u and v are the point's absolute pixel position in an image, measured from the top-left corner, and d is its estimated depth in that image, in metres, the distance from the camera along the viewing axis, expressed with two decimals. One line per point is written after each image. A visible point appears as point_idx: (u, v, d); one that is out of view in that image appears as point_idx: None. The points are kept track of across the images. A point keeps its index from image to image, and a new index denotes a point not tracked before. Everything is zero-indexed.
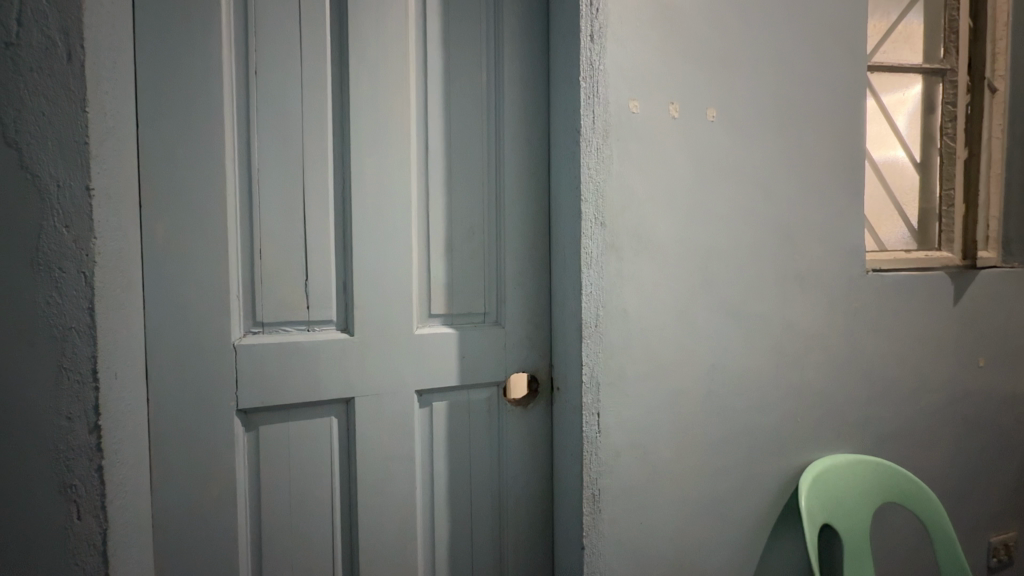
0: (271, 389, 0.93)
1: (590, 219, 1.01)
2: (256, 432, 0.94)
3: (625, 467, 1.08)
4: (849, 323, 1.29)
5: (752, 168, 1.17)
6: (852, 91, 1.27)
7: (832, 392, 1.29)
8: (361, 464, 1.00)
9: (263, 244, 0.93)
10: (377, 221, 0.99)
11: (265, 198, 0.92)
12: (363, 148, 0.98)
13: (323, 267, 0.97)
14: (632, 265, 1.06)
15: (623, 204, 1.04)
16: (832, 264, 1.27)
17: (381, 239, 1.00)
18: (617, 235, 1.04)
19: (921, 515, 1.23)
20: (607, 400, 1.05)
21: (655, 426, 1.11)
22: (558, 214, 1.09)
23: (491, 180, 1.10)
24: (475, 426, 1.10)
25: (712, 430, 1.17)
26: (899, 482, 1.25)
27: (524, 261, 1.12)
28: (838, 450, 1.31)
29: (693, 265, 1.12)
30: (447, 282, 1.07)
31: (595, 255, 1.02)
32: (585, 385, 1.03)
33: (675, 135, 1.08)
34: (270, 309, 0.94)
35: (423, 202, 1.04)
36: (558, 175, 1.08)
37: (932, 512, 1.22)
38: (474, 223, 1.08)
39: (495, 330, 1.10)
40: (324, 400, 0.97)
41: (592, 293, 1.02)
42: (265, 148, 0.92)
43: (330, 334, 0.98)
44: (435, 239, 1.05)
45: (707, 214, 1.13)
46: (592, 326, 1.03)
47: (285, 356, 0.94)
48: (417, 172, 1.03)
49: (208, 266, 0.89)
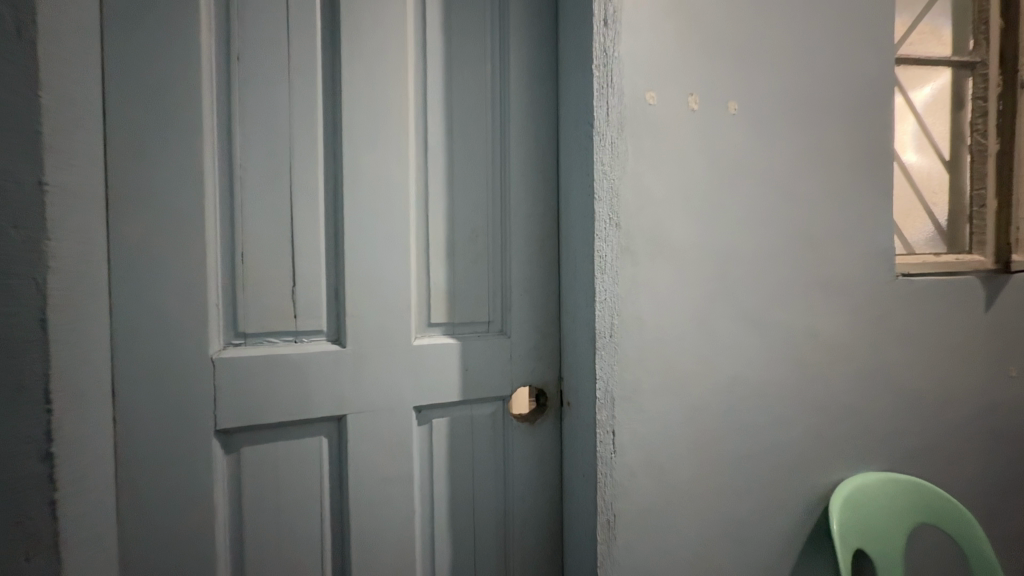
0: (256, 406, 0.85)
1: (605, 219, 0.92)
2: (236, 453, 0.85)
3: (643, 490, 0.99)
4: (876, 331, 1.21)
5: (775, 164, 1.09)
6: (881, 83, 1.19)
7: (859, 405, 1.21)
8: (353, 487, 0.91)
9: (244, 247, 0.84)
10: (372, 224, 0.91)
11: (249, 197, 0.84)
12: (356, 142, 0.89)
13: (313, 273, 0.89)
14: (647, 271, 0.97)
15: (639, 202, 0.96)
16: (859, 268, 1.19)
17: (376, 242, 0.92)
18: (632, 236, 0.95)
19: (945, 518, 1.16)
20: (623, 416, 0.96)
21: (674, 444, 1.02)
22: (570, 215, 1.01)
23: (495, 179, 1.02)
24: (478, 443, 1.02)
25: (734, 447, 1.08)
26: (917, 489, 1.18)
27: (532, 267, 1.04)
28: (867, 466, 1.22)
29: (714, 269, 1.04)
30: (448, 289, 0.99)
31: (609, 259, 0.93)
32: (599, 401, 0.94)
33: (695, 131, 1.00)
34: (254, 319, 0.85)
35: (422, 202, 0.96)
36: (569, 171, 1.00)
37: (953, 512, 1.16)
38: (477, 226, 1.00)
39: (500, 340, 1.02)
40: (313, 418, 0.89)
41: (606, 301, 0.94)
42: (248, 141, 0.84)
43: (320, 345, 0.89)
44: (435, 243, 0.97)
45: (728, 215, 1.05)
46: (606, 336, 0.94)
47: (269, 370, 0.86)
48: (415, 170, 0.95)
49: (184, 271, 0.80)
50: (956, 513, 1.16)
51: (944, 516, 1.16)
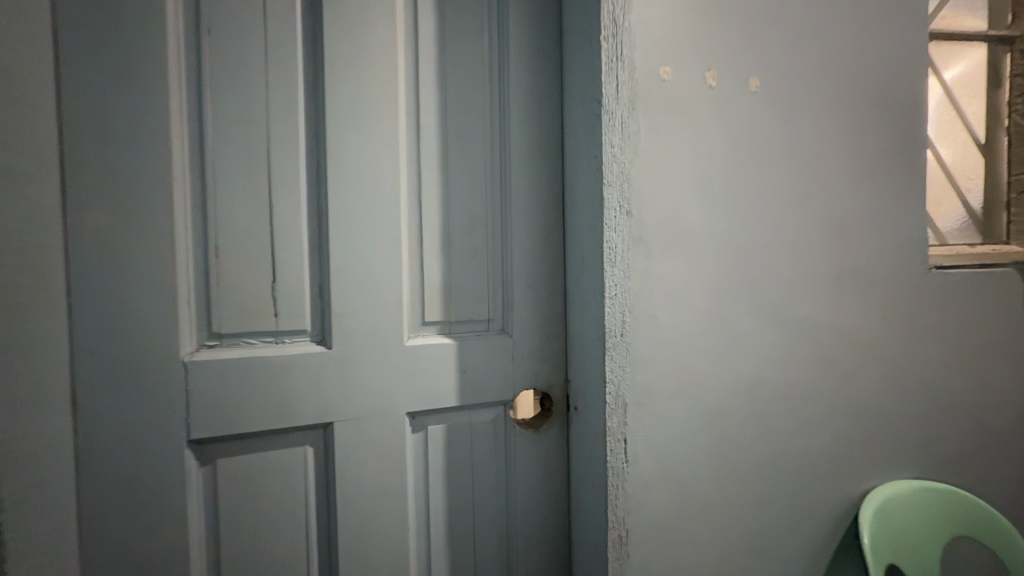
0: (233, 413, 0.78)
1: (615, 207, 0.84)
2: (212, 465, 0.78)
3: (658, 502, 0.91)
4: (908, 328, 1.12)
5: (800, 147, 1.00)
6: (914, 59, 1.09)
7: (889, 408, 1.12)
8: (342, 500, 0.84)
9: (219, 240, 0.77)
10: (360, 214, 0.84)
11: (223, 185, 0.77)
12: (341, 125, 0.82)
13: (296, 268, 0.81)
14: (661, 264, 0.89)
15: (653, 188, 0.87)
16: (890, 259, 1.09)
17: (365, 234, 0.84)
18: (645, 226, 0.87)
19: (980, 526, 1.08)
20: (635, 422, 0.88)
21: (691, 452, 0.94)
22: (576, 203, 0.93)
23: (495, 165, 0.94)
24: (478, 450, 0.94)
25: (756, 454, 1.00)
26: (950, 498, 1.10)
27: (535, 261, 0.96)
28: (898, 473, 1.13)
29: (734, 261, 0.95)
30: (444, 284, 0.91)
31: (619, 250, 0.85)
32: (609, 407, 0.86)
33: (713, 111, 0.92)
34: (231, 318, 0.78)
35: (414, 190, 0.89)
36: (575, 156, 0.92)
37: (988, 519, 1.08)
38: (475, 216, 0.92)
39: (500, 340, 0.94)
40: (297, 426, 0.81)
41: (617, 297, 0.85)
42: (221, 124, 0.76)
43: (303, 347, 0.82)
44: (429, 234, 0.89)
45: (749, 202, 0.96)
46: (617, 336, 0.86)
47: (248, 375, 0.78)
48: (407, 155, 0.88)
49: (151, 266, 0.73)
50: (992, 519, 1.07)
51: (979, 524, 1.08)
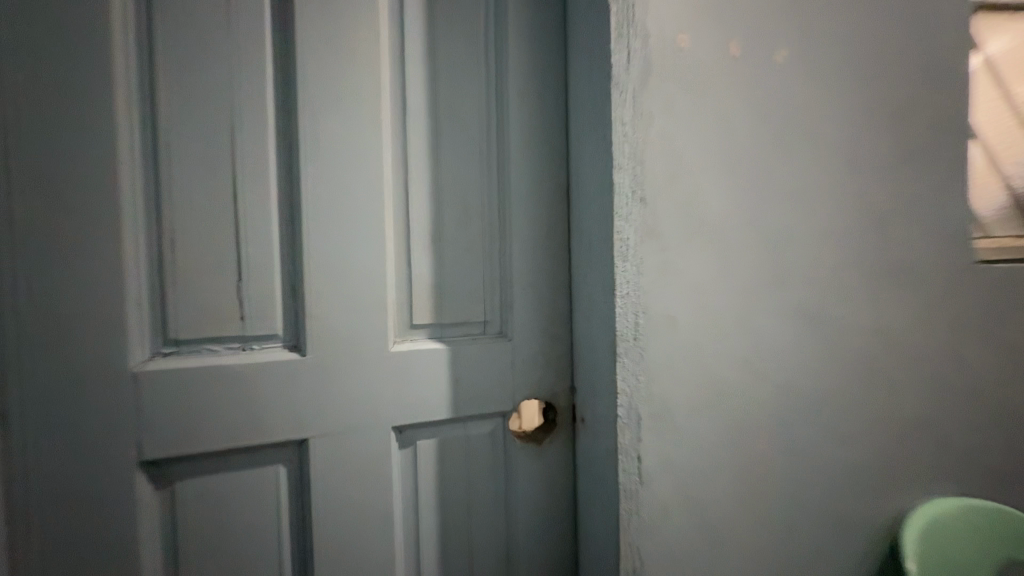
0: (193, 429, 0.68)
1: (627, 193, 0.74)
2: (169, 489, 0.68)
3: (676, 526, 0.81)
4: (950, 329, 1.01)
5: (832, 127, 0.89)
6: (958, 29, 0.98)
7: (931, 418, 1.01)
8: (319, 526, 0.75)
9: (176, 233, 0.68)
10: (339, 203, 0.74)
11: (180, 171, 0.68)
12: (316, 103, 0.73)
13: (265, 264, 0.72)
14: (678, 257, 0.79)
15: (669, 172, 0.77)
16: (931, 253, 0.99)
17: (344, 225, 0.75)
18: (661, 215, 0.77)
19: None
20: (651, 438, 0.78)
21: (713, 469, 0.84)
22: (583, 192, 0.83)
23: (492, 149, 0.84)
24: (473, 468, 0.84)
25: (785, 470, 0.90)
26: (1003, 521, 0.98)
27: (537, 256, 0.86)
28: (942, 489, 1.03)
29: (760, 255, 0.85)
30: (435, 283, 0.81)
31: (632, 243, 0.75)
32: (621, 420, 0.76)
33: (737, 87, 0.81)
34: (190, 322, 0.69)
35: (401, 176, 0.79)
36: (582, 137, 0.82)
37: None
38: (469, 207, 0.83)
39: (498, 344, 0.84)
40: (267, 443, 0.72)
41: (629, 295, 0.75)
42: (178, 101, 0.67)
43: (274, 353, 0.73)
44: (418, 227, 0.80)
45: (778, 189, 0.86)
46: (630, 339, 0.76)
47: (210, 386, 0.69)
48: (393, 138, 0.78)
49: (97, 262, 0.64)
50: None
51: None
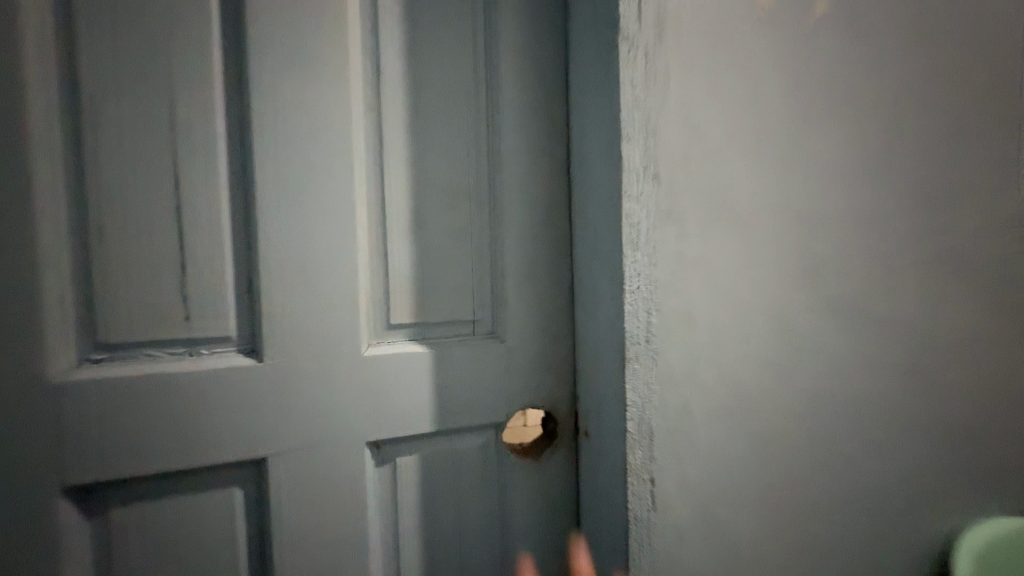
0: (129, 450, 0.58)
1: (638, 170, 0.63)
2: (105, 516, 0.59)
3: (695, 554, 0.70)
4: (1005, 326, 0.89)
5: (875, 94, 0.78)
6: None
7: (983, 426, 0.89)
8: (283, 557, 0.65)
9: (107, 219, 0.58)
10: (300, 185, 0.64)
11: (112, 147, 0.58)
12: (273, 67, 0.62)
13: (215, 256, 0.62)
14: (696, 246, 0.67)
15: (687, 144, 0.66)
16: (986, 239, 0.87)
17: (307, 211, 0.64)
18: (677, 195, 0.66)
19: None
20: (666, 455, 0.67)
21: (737, 488, 0.73)
22: (586, 170, 0.71)
23: (481, 122, 0.73)
24: (462, 486, 0.74)
25: (820, 489, 0.79)
26: None
27: (534, 246, 0.75)
28: (994, 508, 0.92)
29: (792, 242, 0.74)
30: (416, 277, 0.71)
31: (644, 228, 0.64)
32: (631, 436, 0.65)
33: (764, 46, 0.70)
34: (127, 323, 0.59)
35: (374, 154, 0.68)
36: (585, 106, 0.71)
37: None
38: (455, 188, 0.72)
39: (490, 346, 0.74)
40: (220, 463, 0.62)
41: (639, 291, 0.64)
42: (108, 66, 0.58)
43: (227, 359, 0.63)
44: (395, 212, 0.69)
45: (811, 167, 0.74)
46: (640, 342, 0.65)
47: (150, 398, 0.59)
48: (365, 108, 0.68)
49: (12, 254, 0.54)
50: None
51: None
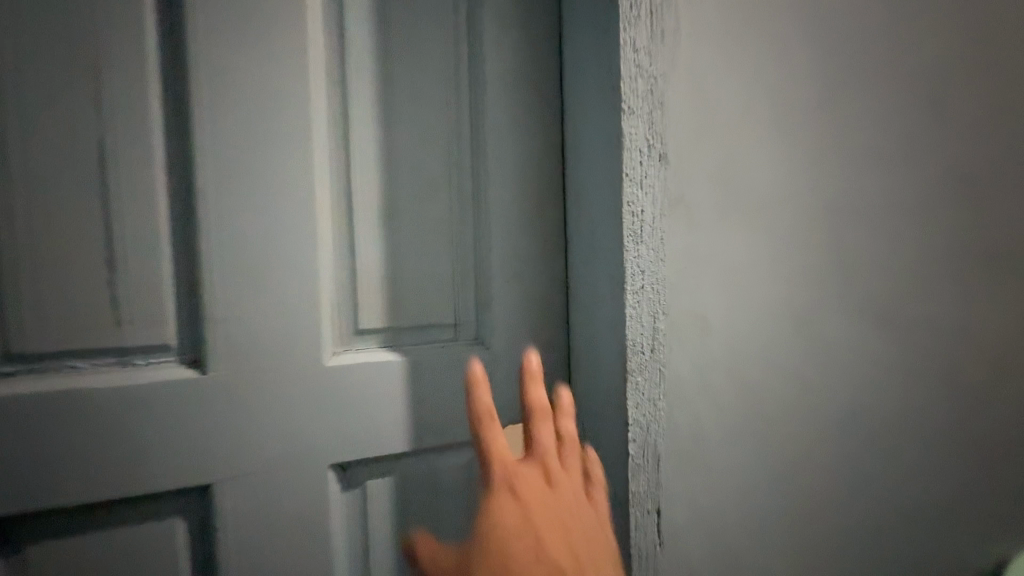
0: (44, 479, 0.50)
1: (642, 148, 0.53)
2: (22, 555, 0.51)
3: None
4: None
5: (897, 73, 0.70)
6: None
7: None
8: None
9: (19, 210, 0.50)
10: (248, 170, 0.55)
11: (23, 125, 0.50)
12: (216, 33, 0.54)
13: (149, 252, 0.54)
14: (707, 240, 0.58)
15: (696, 122, 0.57)
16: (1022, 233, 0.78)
17: (257, 199, 0.55)
18: (685, 181, 0.56)
19: None
20: (672, 482, 0.58)
21: (753, 516, 0.64)
22: (583, 153, 0.62)
23: (462, 100, 0.64)
24: (441, 512, 0.66)
25: (845, 518, 0.70)
26: None
27: (523, 241, 0.66)
28: None
29: (812, 235, 0.65)
30: (387, 276, 0.62)
31: (647, 218, 0.54)
32: (632, 461, 0.56)
33: (780, 15, 0.62)
34: (46, 330, 0.51)
35: (338, 136, 0.60)
36: (580, 80, 0.62)
37: None
38: (432, 175, 0.63)
39: (472, 355, 0.65)
40: (157, 492, 0.54)
41: (644, 291, 0.55)
42: (18, 30, 0.49)
43: (165, 372, 0.54)
44: (362, 202, 0.61)
45: (831, 151, 0.66)
46: (643, 352, 0.55)
47: (72, 417, 0.51)
48: (327, 83, 0.59)
49: None
50: None
51: None
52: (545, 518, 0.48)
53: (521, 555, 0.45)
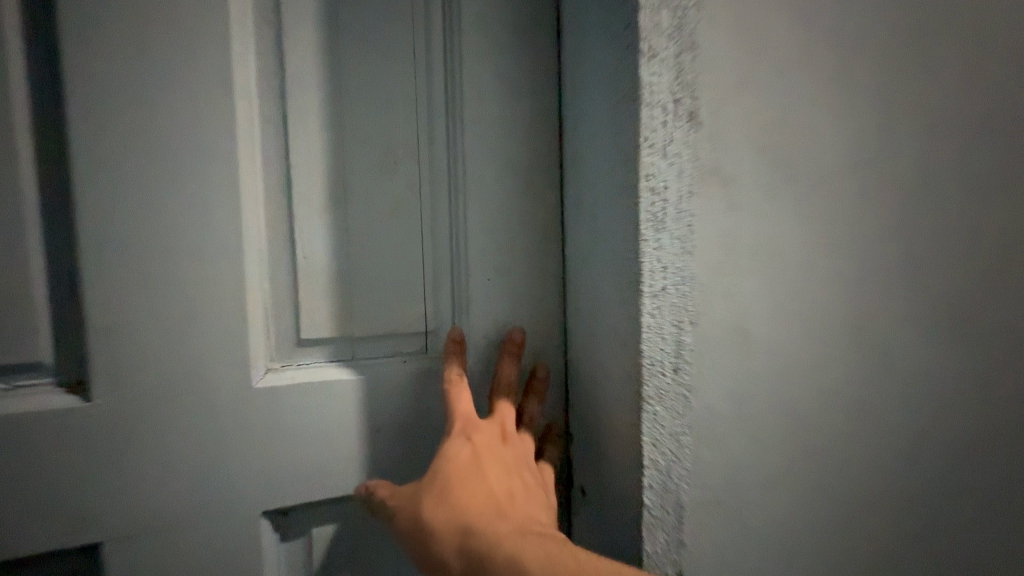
0: None
1: (667, 101, 0.39)
2: None
3: None
4: None
5: None
6: None
7: None
8: None
9: None
10: (145, 136, 0.42)
11: None
12: None
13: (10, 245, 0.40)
14: (754, 228, 0.43)
15: (742, 65, 0.42)
16: None
17: (157, 177, 0.42)
18: (726, 145, 0.41)
19: None
20: (701, 546, 0.44)
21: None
22: (587, 121, 0.49)
23: (434, 54, 0.51)
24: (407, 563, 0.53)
25: None
26: None
27: (509, 232, 0.53)
28: None
29: (902, 221, 0.48)
30: (337, 276, 0.50)
31: (674, 195, 0.39)
32: (647, 519, 0.42)
33: None
34: None
35: (272, 97, 0.47)
36: (583, 28, 0.48)
37: None
38: (394, 150, 0.50)
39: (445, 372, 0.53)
40: (31, 555, 0.42)
41: (669, 294, 0.40)
42: None
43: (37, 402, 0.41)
44: (303, 181, 0.48)
45: (943, 110, 0.48)
46: (666, 376, 0.41)
47: None
48: (256, 28, 0.46)
49: None
50: None
51: None
52: (500, 467, 0.45)
53: (467, 497, 0.43)
